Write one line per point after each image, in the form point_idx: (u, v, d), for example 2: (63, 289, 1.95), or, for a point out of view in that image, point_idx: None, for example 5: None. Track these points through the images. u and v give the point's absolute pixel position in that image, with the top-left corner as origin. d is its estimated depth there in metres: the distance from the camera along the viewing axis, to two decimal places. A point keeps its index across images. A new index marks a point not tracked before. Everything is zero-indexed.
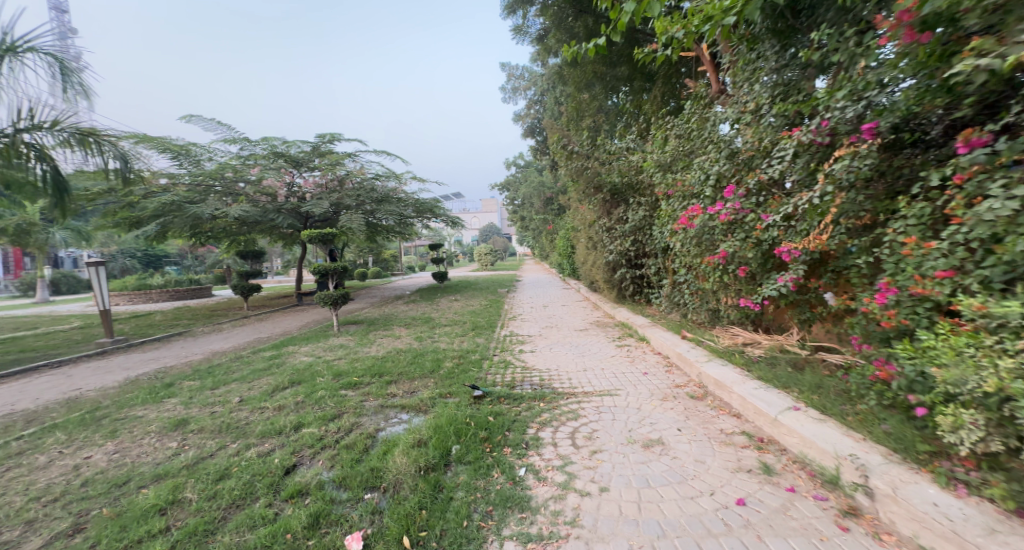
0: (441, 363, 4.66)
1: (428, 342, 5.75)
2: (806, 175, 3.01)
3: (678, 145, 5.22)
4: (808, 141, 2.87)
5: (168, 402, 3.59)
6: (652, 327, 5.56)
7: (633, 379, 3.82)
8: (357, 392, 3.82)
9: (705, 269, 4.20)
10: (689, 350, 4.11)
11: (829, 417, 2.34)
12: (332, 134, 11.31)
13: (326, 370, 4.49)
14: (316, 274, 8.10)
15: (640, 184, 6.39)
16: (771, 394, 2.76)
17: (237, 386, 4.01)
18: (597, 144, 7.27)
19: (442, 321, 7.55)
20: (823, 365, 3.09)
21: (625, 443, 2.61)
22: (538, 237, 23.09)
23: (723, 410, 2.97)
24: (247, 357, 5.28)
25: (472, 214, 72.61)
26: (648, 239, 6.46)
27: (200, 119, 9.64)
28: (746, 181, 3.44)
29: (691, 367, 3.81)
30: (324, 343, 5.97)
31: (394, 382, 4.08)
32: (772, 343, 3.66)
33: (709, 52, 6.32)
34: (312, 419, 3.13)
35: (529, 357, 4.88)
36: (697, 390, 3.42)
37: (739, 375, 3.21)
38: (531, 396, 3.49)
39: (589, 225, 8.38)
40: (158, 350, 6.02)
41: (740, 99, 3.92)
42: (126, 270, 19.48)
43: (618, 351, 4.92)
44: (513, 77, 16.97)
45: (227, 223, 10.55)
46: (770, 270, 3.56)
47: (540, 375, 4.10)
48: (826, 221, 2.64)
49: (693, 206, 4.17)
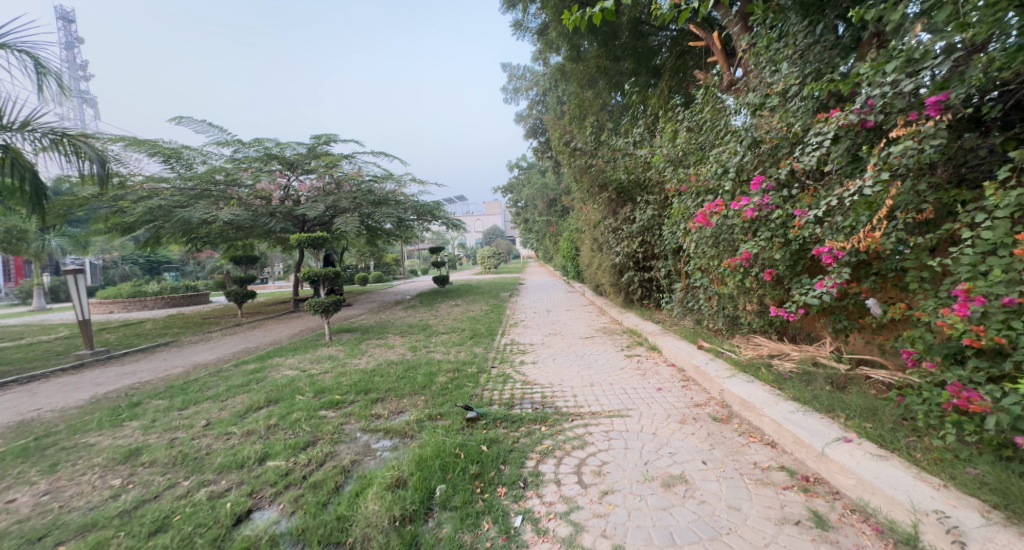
0: (434, 377, 4.26)
1: (423, 353, 5.36)
2: (847, 164, 2.61)
3: (691, 137, 4.82)
4: (851, 123, 2.47)
5: (128, 426, 3.21)
6: (663, 335, 5.14)
7: (645, 396, 3.39)
8: (338, 413, 3.44)
9: (725, 272, 3.80)
10: (707, 363, 3.68)
11: (891, 453, 1.93)
12: (329, 136, 11.05)
13: (308, 386, 4.10)
14: (308, 280, 7.74)
15: (648, 181, 5.98)
16: (811, 421, 2.35)
17: (208, 406, 3.63)
18: (603, 141, 6.89)
19: (439, 328, 7.15)
20: (867, 382, 2.70)
21: (640, 481, 2.20)
22: (541, 240, 22.64)
23: (753, 437, 2.56)
24: (227, 370, 4.90)
25: (475, 217, 72.26)
26: (657, 239, 6.04)
27: (190, 120, 9.36)
28: (774, 172, 3.02)
29: (711, 383, 3.38)
30: (312, 354, 5.59)
31: (381, 401, 3.69)
32: (803, 355, 3.26)
33: (720, 41, 5.96)
34: (282, 448, 2.74)
35: (530, 370, 4.46)
36: (719, 410, 3.02)
37: (769, 394, 2.81)
38: (530, 418, 3.09)
39: (593, 225, 7.97)
40: (137, 363, 5.66)
41: (762, 83, 3.55)
42: (126, 277, 19.32)
43: (628, 362, 4.49)
44: (514, 78, 16.67)
45: (220, 228, 10.24)
46: (801, 272, 3.17)
47: (542, 392, 3.69)
48: (878, 216, 2.23)
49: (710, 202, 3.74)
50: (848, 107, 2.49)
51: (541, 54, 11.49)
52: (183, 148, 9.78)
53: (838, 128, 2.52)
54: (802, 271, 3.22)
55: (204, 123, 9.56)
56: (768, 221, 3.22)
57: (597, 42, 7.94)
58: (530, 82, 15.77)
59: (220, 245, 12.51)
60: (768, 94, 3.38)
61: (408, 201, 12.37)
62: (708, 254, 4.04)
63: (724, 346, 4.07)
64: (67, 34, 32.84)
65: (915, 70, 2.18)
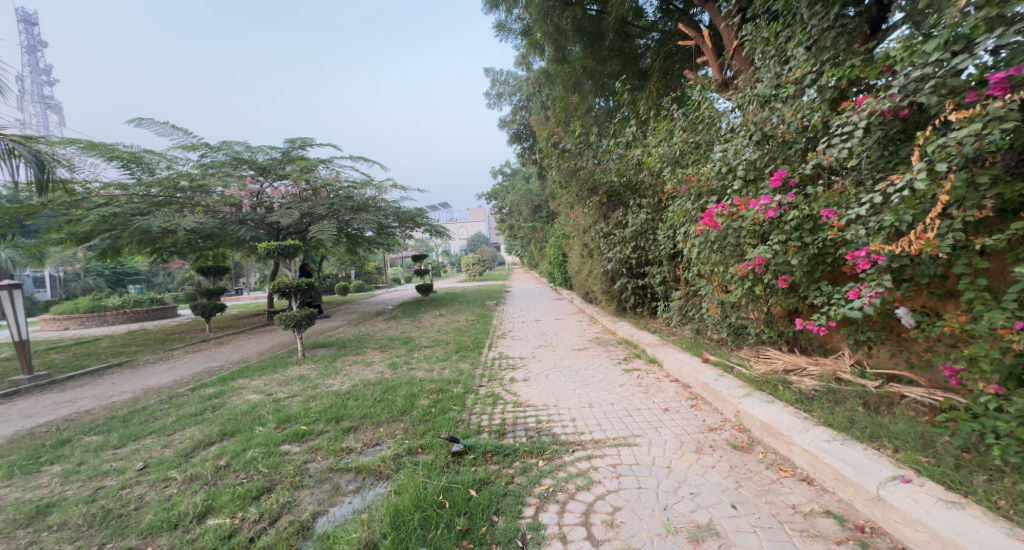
0: (416, 400, 3.82)
1: (404, 371, 4.89)
2: (878, 158, 2.32)
3: (688, 136, 4.55)
4: (885, 111, 2.18)
5: (46, 474, 2.74)
6: (662, 346, 4.80)
7: (651, 420, 3.04)
8: (304, 447, 2.98)
9: (731, 280, 3.51)
10: (717, 380, 3.34)
11: (965, 499, 1.62)
12: (304, 140, 10.55)
13: (272, 414, 3.62)
14: (278, 292, 7.18)
15: (641, 183, 5.74)
16: (855, 452, 2.02)
17: (151, 443, 3.15)
18: (592, 142, 6.58)
19: (422, 341, 6.70)
20: (903, 402, 2.41)
21: (663, 535, 1.83)
22: (527, 246, 22.28)
23: (783, 470, 2.22)
24: (181, 397, 4.39)
25: (459, 224, 71.68)
26: (651, 244, 5.76)
27: (151, 123, 8.78)
28: (795, 168, 2.71)
29: (724, 403, 3.03)
30: (282, 374, 5.08)
31: (354, 429, 3.26)
32: (822, 370, 2.96)
33: (711, 38, 5.80)
34: (229, 498, 2.31)
35: (521, 388, 4.07)
36: (736, 435, 2.68)
37: (795, 417, 2.48)
38: (526, 450, 2.71)
39: (583, 231, 7.65)
40: (81, 389, 5.07)
41: (770, 73, 3.25)
42: (89, 289, 18.32)
43: (627, 377, 4.14)
44: (498, 83, 16.38)
45: (185, 237, 9.61)
46: (821, 279, 2.86)
47: (537, 416, 3.30)
48: (930, 214, 1.91)
49: (717, 204, 3.43)
50: (880, 93, 2.20)
51: (524, 57, 11.24)
52: (145, 153, 9.17)
53: (870, 117, 2.23)
54: (820, 278, 2.95)
55: (167, 126, 8.99)
56: (782, 223, 2.96)
57: (583, 43, 7.65)
58: (514, 87, 15.49)
59: (188, 255, 11.82)
60: (780, 83, 3.07)
61: (390, 208, 11.89)
62: (713, 260, 3.74)
63: (732, 359, 3.74)
64: (29, 38, 31.61)
65: (963, 48, 1.90)
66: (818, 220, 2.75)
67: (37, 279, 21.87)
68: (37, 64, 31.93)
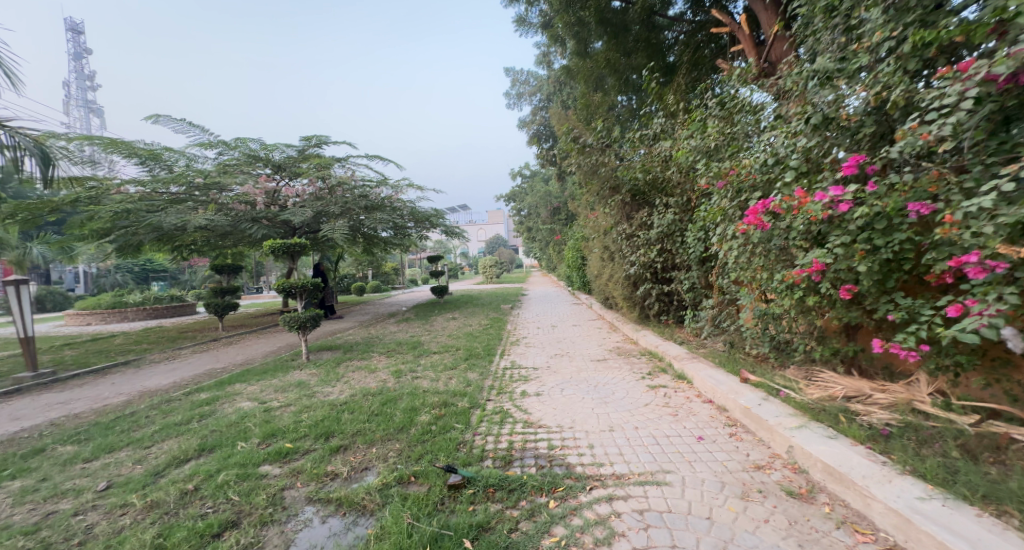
0: (415, 415, 3.45)
1: (407, 380, 4.54)
2: (985, 139, 1.86)
3: (725, 126, 4.09)
4: (1006, 77, 1.71)
5: (2, 491, 2.47)
6: (691, 361, 4.31)
7: (683, 452, 2.59)
8: (284, 469, 2.64)
9: (778, 288, 3.05)
10: (762, 406, 2.87)
11: None
12: (321, 138, 10.45)
13: (259, 426, 3.31)
14: (282, 292, 6.91)
15: (668, 181, 5.29)
16: (961, 522, 1.57)
17: (125, 456, 2.87)
18: (616, 137, 6.13)
19: (431, 346, 6.36)
20: (1012, 447, 1.93)
21: None
22: (546, 249, 21.81)
23: (861, 534, 1.77)
24: (173, 402, 4.14)
25: (478, 226, 71.73)
26: (679, 247, 5.30)
27: (168, 119, 8.74)
28: (873, 153, 2.25)
29: (774, 436, 2.56)
30: (280, 379, 4.80)
31: (344, 449, 2.91)
32: (896, 399, 2.50)
33: (748, 24, 5.35)
34: (184, 536, 1.98)
35: (533, 405, 3.65)
36: (790, 477, 2.23)
37: (869, 462, 2.02)
38: (535, 485, 2.31)
39: (603, 232, 7.19)
40: (77, 390, 4.88)
41: (831, 46, 2.78)
42: (116, 285, 18.79)
43: (652, 396, 3.67)
44: (518, 82, 16.04)
45: (200, 234, 9.56)
46: (891, 288, 2.43)
47: (549, 441, 2.89)
48: None
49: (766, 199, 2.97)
50: (996, 55, 1.74)
51: (546, 55, 10.91)
52: (165, 150, 9.14)
53: (981, 87, 1.77)
54: (893, 289, 2.50)
55: (184, 123, 8.96)
56: (845, 223, 2.52)
57: (606, 35, 7.20)
58: (534, 87, 15.16)
59: (205, 253, 11.82)
60: (848, 55, 2.59)
61: (405, 208, 11.65)
62: (755, 266, 3.28)
63: (776, 380, 3.25)
64: (76, 45, 33.18)
65: None
66: (894, 219, 2.30)
67: (75, 274, 22.69)
68: (82, 70, 33.46)
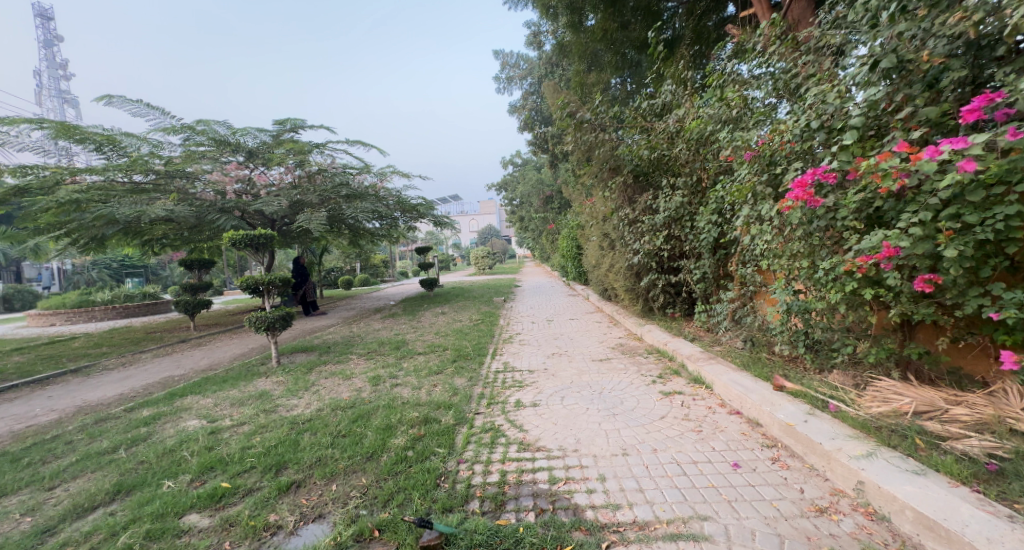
0: (389, 436, 2.88)
1: (385, 389, 3.97)
2: None
3: (748, 90, 3.51)
4: None
5: None
6: (708, 360, 3.77)
7: (722, 490, 2.04)
8: (214, 520, 2.06)
9: (825, 277, 2.51)
10: (812, 424, 2.33)
11: None
12: (296, 122, 9.71)
13: (199, 454, 2.73)
14: (248, 289, 6.21)
15: (676, 159, 4.72)
16: None
17: (14, 504, 2.28)
18: (616, 114, 5.52)
19: (416, 345, 5.80)
20: None
21: None
22: (539, 239, 21.22)
23: None
24: (108, 421, 3.53)
25: (469, 216, 70.75)
26: (690, 233, 4.76)
27: (123, 100, 7.97)
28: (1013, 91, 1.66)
29: (836, 468, 2.02)
30: (241, 389, 4.21)
31: (297, 485, 2.34)
32: (980, 417, 1.99)
33: None
34: None
35: (528, 419, 3.09)
36: (867, 528, 1.71)
37: (988, 515, 1.51)
38: (536, 544, 1.77)
39: (601, 219, 6.63)
40: (6, 406, 4.24)
41: None
42: (92, 283, 18.04)
43: (668, 407, 3.12)
44: (508, 66, 15.18)
45: (166, 226, 8.83)
46: (985, 276, 1.91)
47: (551, 471, 2.33)
48: None
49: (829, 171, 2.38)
50: None
51: (537, 32, 10.21)
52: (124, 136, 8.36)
53: None
54: (984, 278, 1.97)
55: (141, 104, 8.18)
56: (927, 194, 1.97)
57: (602, 5, 6.53)
58: (525, 69, 14.42)
59: (176, 247, 11.06)
60: None
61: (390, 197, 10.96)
62: (792, 252, 2.74)
63: (819, 388, 2.72)
64: (45, 32, 31.51)
65: None
66: (1000, 187, 1.77)
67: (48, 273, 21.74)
68: (54, 58, 32.02)
